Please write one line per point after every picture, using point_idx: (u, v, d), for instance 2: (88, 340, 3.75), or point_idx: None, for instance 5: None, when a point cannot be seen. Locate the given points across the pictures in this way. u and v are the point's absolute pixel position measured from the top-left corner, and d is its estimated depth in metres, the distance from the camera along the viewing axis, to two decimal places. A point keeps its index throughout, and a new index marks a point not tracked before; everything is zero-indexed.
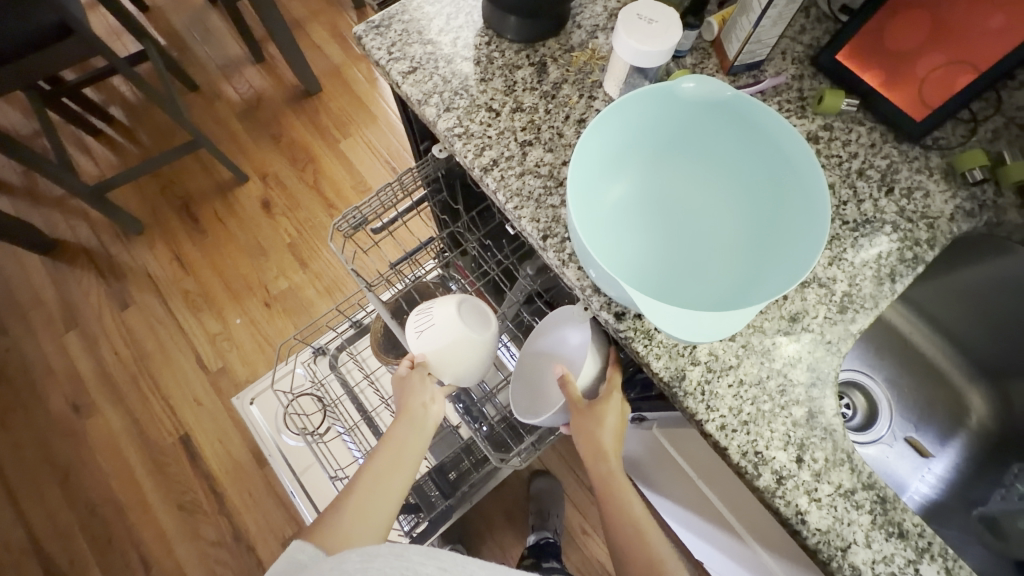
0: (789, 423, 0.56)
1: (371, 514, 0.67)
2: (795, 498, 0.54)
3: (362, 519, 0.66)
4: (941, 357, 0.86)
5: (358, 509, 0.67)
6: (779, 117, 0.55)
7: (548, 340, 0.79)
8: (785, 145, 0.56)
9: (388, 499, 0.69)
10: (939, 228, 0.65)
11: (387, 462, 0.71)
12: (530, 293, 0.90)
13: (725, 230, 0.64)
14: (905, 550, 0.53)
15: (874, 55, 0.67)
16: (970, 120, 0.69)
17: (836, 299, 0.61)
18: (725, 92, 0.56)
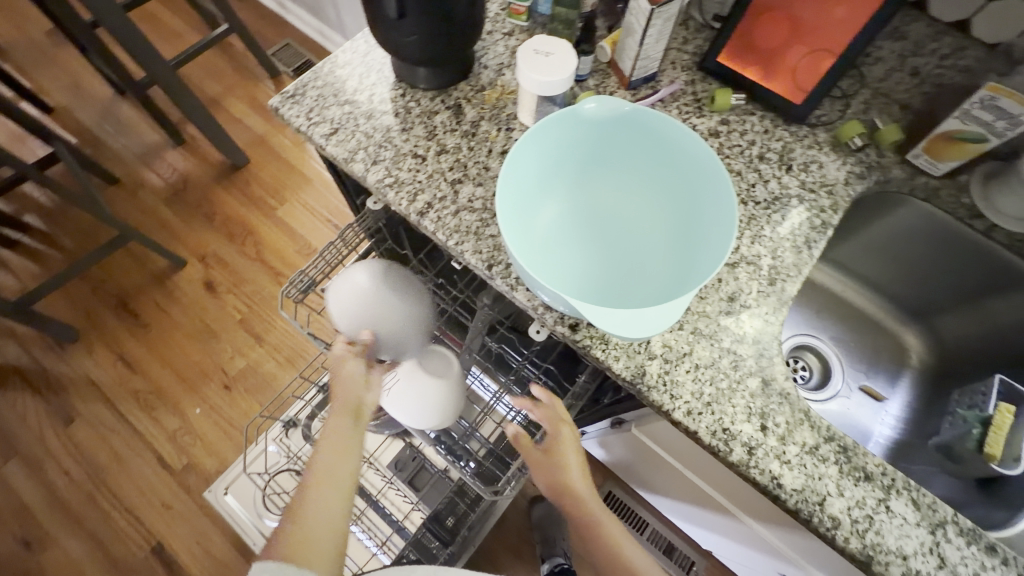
0: (748, 396, 0.60)
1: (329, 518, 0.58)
2: (768, 465, 0.57)
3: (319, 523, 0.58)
4: (873, 307, 0.92)
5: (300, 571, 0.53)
6: (680, 122, 0.60)
7: (351, 311, 0.73)
8: (687, 144, 0.61)
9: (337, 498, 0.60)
10: (838, 193, 0.72)
11: (349, 465, 0.63)
12: (492, 321, 0.91)
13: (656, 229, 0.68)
14: (877, 491, 0.56)
15: (749, 54, 0.75)
16: (843, 96, 0.77)
17: (764, 273, 0.66)
18: (624, 107, 0.61)
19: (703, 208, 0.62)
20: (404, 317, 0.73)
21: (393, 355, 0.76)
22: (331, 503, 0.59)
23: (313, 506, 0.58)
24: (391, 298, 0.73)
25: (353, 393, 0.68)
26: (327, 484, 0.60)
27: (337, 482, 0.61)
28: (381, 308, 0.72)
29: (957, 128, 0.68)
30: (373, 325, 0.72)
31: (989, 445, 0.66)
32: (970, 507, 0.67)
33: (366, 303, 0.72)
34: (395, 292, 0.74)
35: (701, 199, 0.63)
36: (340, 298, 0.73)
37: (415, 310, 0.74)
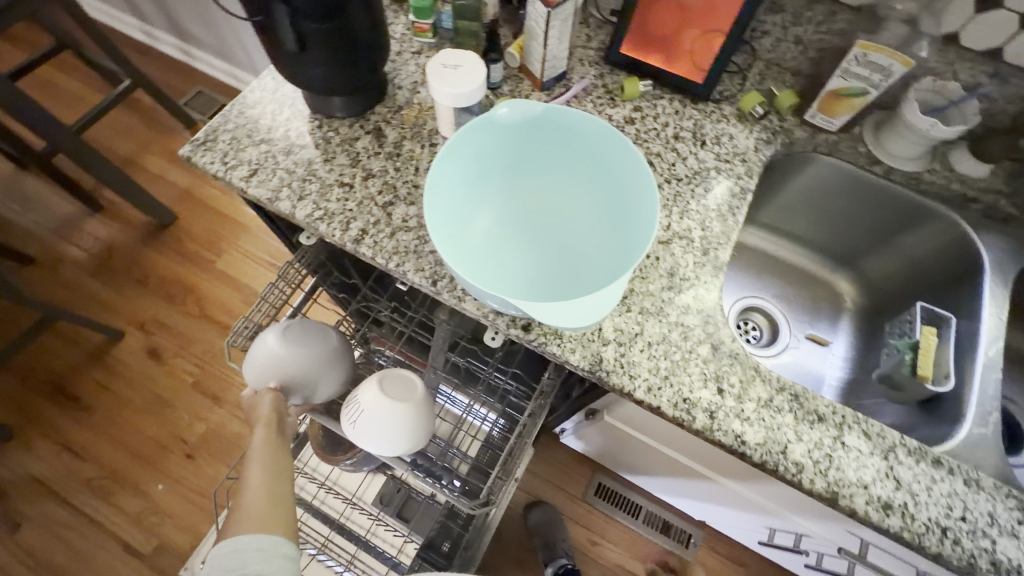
0: (701, 363, 0.62)
1: (275, 491, 0.66)
2: (730, 425, 0.60)
3: (265, 498, 0.65)
4: (805, 261, 0.98)
5: (257, 531, 0.61)
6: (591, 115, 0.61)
7: (262, 368, 0.77)
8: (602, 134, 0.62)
9: (280, 480, 0.68)
10: (750, 159, 0.77)
11: (282, 451, 0.71)
12: (453, 337, 0.92)
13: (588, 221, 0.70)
14: (831, 430, 0.59)
15: (648, 42, 0.78)
16: (739, 70, 0.82)
17: (697, 244, 0.70)
18: (536, 108, 0.62)
19: (627, 195, 0.64)
20: (310, 360, 0.78)
21: (308, 395, 0.80)
22: (269, 479, 0.67)
23: (253, 488, 0.66)
24: (296, 351, 0.77)
25: (273, 410, 0.74)
26: (263, 469, 0.68)
27: (270, 464, 0.69)
28: (290, 361, 0.77)
29: (841, 85, 0.73)
30: (285, 375, 0.77)
31: (920, 367, 0.72)
32: (917, 429, 0.73)
33: (276, 360, 0.76)
34: (303, 344, 0.78)
35: (624, 186, 0.64)
36: (249, 361, 0.77)
37: (314, 346, 0.78)
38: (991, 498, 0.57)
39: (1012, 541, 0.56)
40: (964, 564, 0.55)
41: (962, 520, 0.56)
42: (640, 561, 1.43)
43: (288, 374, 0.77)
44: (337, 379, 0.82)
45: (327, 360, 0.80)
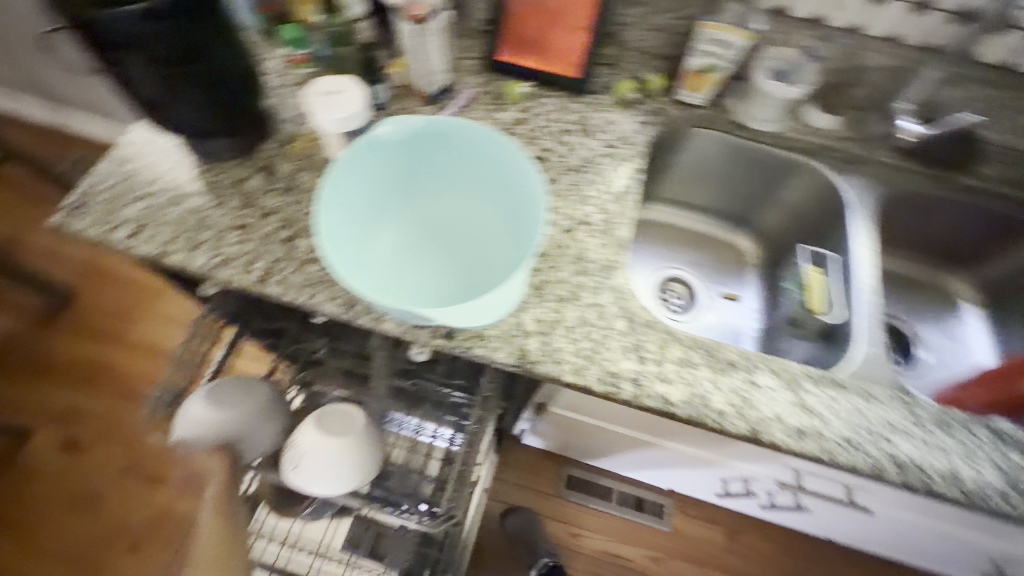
0: (620, 336, 0.66)
1: (224, 548, 0.72)
2: (655, 389, 0.63)
3: (216, 555, 0.72)
4: (709, 226, 1.06)
5: None
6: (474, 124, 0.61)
7: (197, 438, 0.75)
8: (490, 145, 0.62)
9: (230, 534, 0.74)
10: (635, 142, 0.82)
11: (233, 504, 0.75)
12: (394, 362, 0.90)
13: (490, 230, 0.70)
14: (743, 375, 0.64)
15: (523, 46, 0.83)
16: (611, 61, 0.88)
17: (599, 227, 0.74)
18: (419, 123, 0.61)
19: (518, 205, 0.63)
20: (244, 416, 0.79)
21: (249, 449, 0.81)
22: (219, 535, 0.73)
23: (205, 547, 0.72)
24: (227, 412, 0.77)
25: (221, 460, 0.76)
26: (213, 526, 0.73)
27: (221, 519, 0.74)
28: (224, 422, 0.77)
29: (699, 63, 0.80)
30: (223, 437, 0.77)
31: (809, 302, 0.81)
32: (823, 360, 0.81)
33: (209, 426, 0.76)
34: (233, 404, 0.78)
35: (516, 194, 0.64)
36: (179, 435, 0.75)
37: (245, 402, 0.79)
38: (884, 406, 0.64)
39: (908, 439, 0.62)
40: (873, 469, 0.61)
41: (866, 431, 0.62)
42: (620, 542, 1.46)
43: (226, 436, 0.77)
44: (274, 428, 0.83)
45: (262, 413, 0.81)
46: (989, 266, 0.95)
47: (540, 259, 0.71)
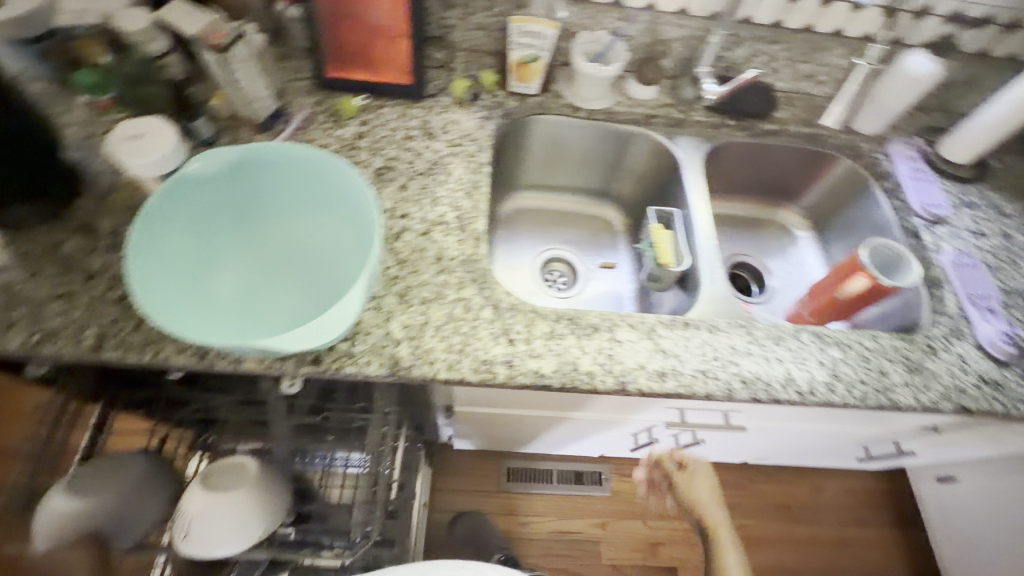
0: (488, 324, 0.68)
1: None
2: (528, 366, 0.66)
3: None
4: (579, 204, 1.13)
5: None
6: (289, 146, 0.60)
7: (64, 533, 0.69)
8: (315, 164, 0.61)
9: None
10: (478, 137, 0.85)
11: None
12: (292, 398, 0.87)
13: (332, 251, 0.68)
14: (606, 334, 0.70)
15: (348, 60, 0.83)
16: (443, 64, 0.91)
17: (455, 224, 0.76)
18: (228, 154, 0.59)
19: (354, 221, 0.62)
20: (119, 497, 0.73)
21: (128, 530, 0.75)
22: None
23: None
24: (98, 496, 0.72)
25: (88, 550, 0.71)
26: None
27: None
28: (95, 508, 0.71)
29: (519, 55, 0.85)
30: (95, 524, 0.71)
31: (658, 257, 0.86)
32: (684, 305, 0.89)
33: (77, 516, 0.70)
34: (105, 486, 0.73)
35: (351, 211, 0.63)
36: (41, 535, 0.67)
37: (119, 482, 0.74)
38: (728, 334, 0.72)
39: (750, 358, 0.71)
40: (725, 391, 0.68)
41: (715, 360, 0.70)
42: (568, 517, 1.50)
43: (98, 522, 0.71)
44: (156, 502, 0.79)
45: (140, 489, 0.76)
46: (808, 196, 1.10)
47: (400, 266, 0.71)
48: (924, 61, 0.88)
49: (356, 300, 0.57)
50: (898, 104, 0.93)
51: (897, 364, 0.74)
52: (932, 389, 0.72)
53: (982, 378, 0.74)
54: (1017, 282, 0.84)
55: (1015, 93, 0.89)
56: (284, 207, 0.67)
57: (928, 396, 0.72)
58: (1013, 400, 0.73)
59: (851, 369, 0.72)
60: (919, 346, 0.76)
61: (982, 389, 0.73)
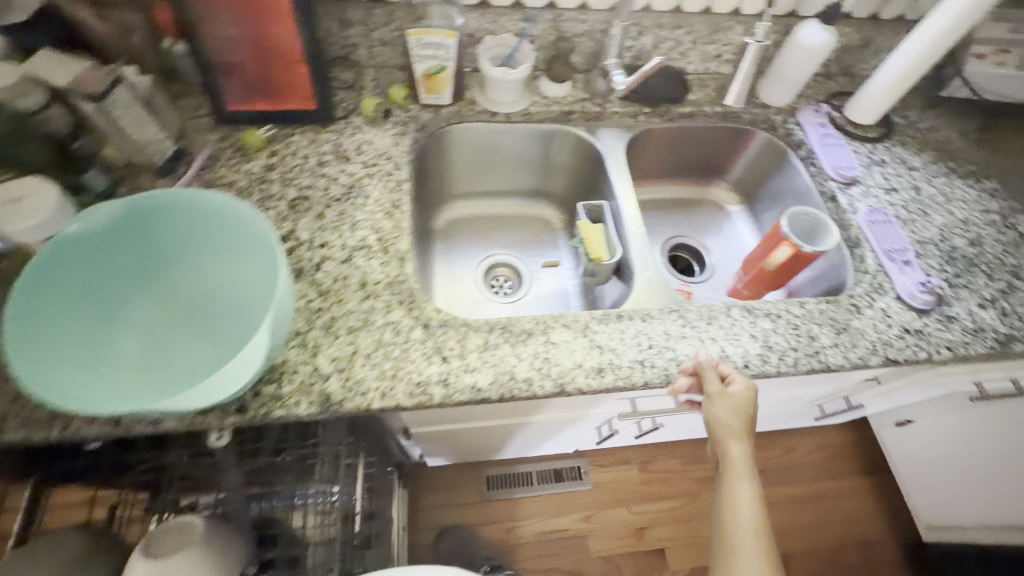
0: (420, 344, 0.67)
1: None
2: (464, 382, 0.65)
3: None
4: (515, 207, 1.13)
5: None
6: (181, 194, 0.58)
7: None
8: (207, 206, 0.59)
9: None
10: (394, 155, 0.84)
11: None
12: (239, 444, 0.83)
13: (243, 292, 0.66)
14: (540, 338, 0.69)
15: (247, 90, 0.80)
16: (352, 85, 0.89)
17: (377, 247, 0.74)
18: (115, 209, 0.57)
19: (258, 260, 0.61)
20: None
21: None
22: None
23: None
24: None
25: None
26: None
27: None
28: None
29: (424, 68, 0.83)
30: None
31: (590, 252, 0.87)
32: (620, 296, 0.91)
33: None
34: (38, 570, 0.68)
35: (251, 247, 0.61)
36: None
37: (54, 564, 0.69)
38: (661, 320, 0.73)
39: (684, 342, 0.72)
40: (663, 378, 0.69)
41: (650, 348, 0.71)
42: (553, 516, 1.49)
43: None
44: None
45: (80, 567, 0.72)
46: (734, 172, 1.12)
47: (323, 298, 0.69)
48: (817, 30, 0.91)
49: (265, 341, 0.55)
50: (801, 75, 0.96)
51: (825, 326, 0.76)
52: (859, 346, 0.75)
53: (905, 329, 0.77)
54: (928, 231, 0.88)
55: (905, 53, 0.92)
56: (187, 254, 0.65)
57: (856, 354, 0.74)
58: (936, 346, 0.77)
59: (782, 337, 0.74)
60: (844, 306, 0.78)
61: (906, 339, 0.76)
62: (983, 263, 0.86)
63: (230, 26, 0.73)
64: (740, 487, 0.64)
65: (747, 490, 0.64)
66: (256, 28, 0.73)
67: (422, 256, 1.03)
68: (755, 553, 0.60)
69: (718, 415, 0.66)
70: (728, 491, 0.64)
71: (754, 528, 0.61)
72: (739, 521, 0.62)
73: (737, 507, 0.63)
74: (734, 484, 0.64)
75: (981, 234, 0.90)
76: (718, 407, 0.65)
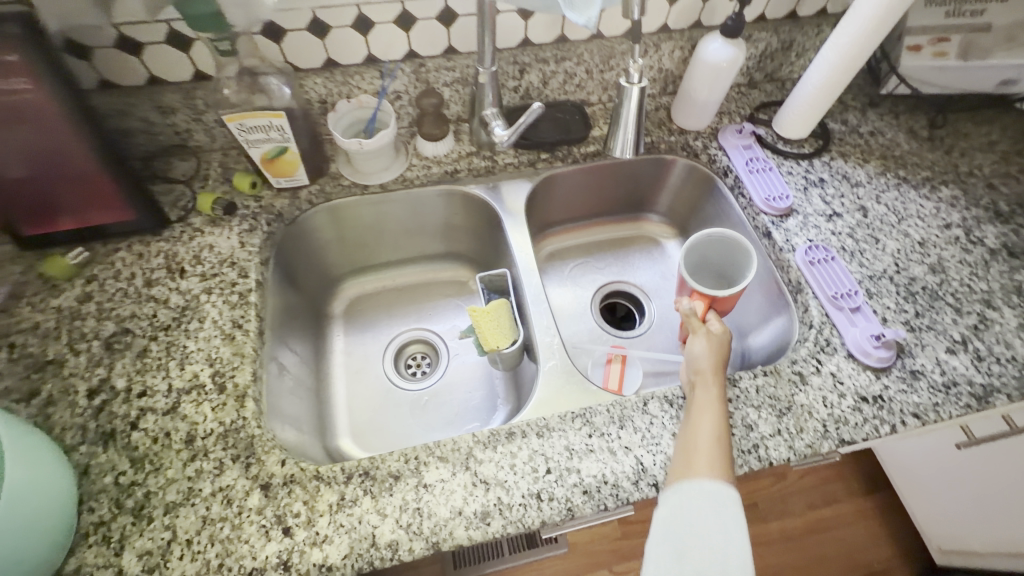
0: (256, 515, 0.54)
1: None
2: (310, 560, 0.52)
3: None
4: (422, 271, 0.96)
5: None
6: None
7: None
8: None
9: None
10: (240, 259, 0.71)
11: None
12: None
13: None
14: (410, 481, 0.56)
15: (45, 211, 0.66)
16: (190, 177, 0.77)
17: (210, 385, 0.61)
18: None
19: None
20: None
21: None
22: None
23: None
24: None
25: None
26: None
27: None
28: None
29: (261, 152, 0.71)
30: None
31: (485, 343, 0.75)
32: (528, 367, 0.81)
33: None
34: None
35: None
36: None
37: None
38: (562, 431, 0.60)
39: (591, 458, 0.59)
40: (565, 513, 0.55)
41: (548, 473, 0.57)
42: None
43: None
44: None
45: None
46: (663, 202, 0.97)
47: (137, 467, 0.56)
48: (721, 45, 0.78)
49: None
50: (713, 95, 0.83)
51: (764, 409, 0.63)
52: (806, 430, 0.62)
53: (860, 396, 0.64)
54: (881, 263, 0.75)
55: (825, 58, 0.78)
56: None
57: (803, 442, 0.61)
58: (899, 414, 0.64)
59: None
60: (786, 378, 0.65)
61: (863, 411, 0.64)
62: (949, 295, 0.73)
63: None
64: (705, 403, 0.58)
65: (714, 407, 0.58)
66: (35, 145, 0.60)
67: (313, 353, 0.85)
68: (710, 458, 0.53)
69: (694, 351, 0.63)
70: (693, 408, 0.58)
71: (715, 436, 0.55)
72: (699, 431, 0.56)
73: (701, 420, 0.57)
74: (698, 401, 0.59)
75: (943, 257, 0.76)
76: (697, 343, 0.64)
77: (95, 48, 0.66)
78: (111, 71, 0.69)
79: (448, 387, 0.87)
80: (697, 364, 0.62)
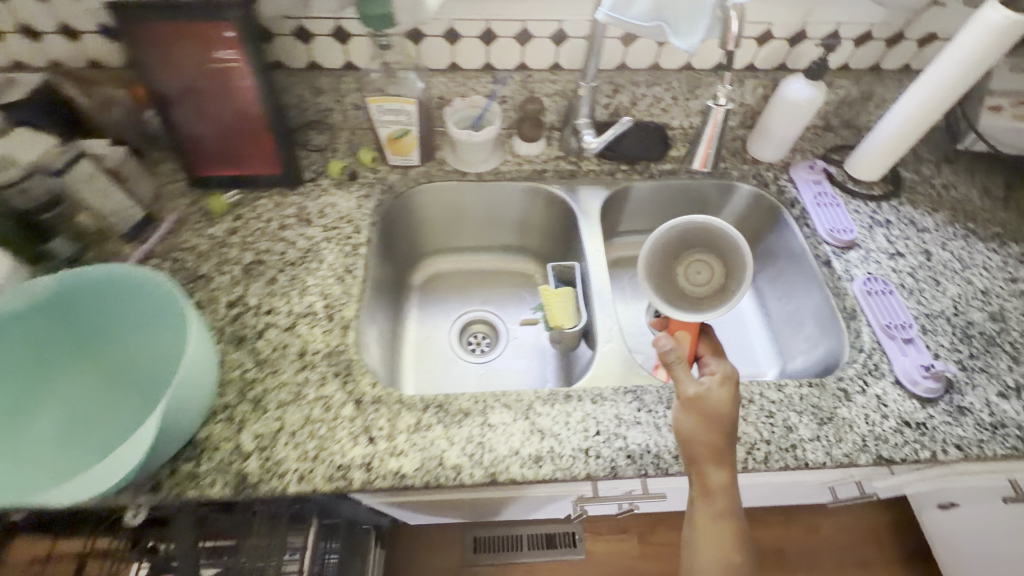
0: (349, 423, 0.64)
1: None
2: (388, 467, 0.61)
3: None
4: (494, 260, 1.06)
5: None
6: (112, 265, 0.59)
7: None
8: (124, 276, 0.60)
9: None
10: (356, 219, 0.84)
11: None
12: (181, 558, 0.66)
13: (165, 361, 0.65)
14: (477, 419, 0.65)
15: (216, 159, 0.82)
16: (323, 147, 0.91)
17: (322, 314, 0.73)
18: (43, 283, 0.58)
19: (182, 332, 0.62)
20: None
21: None
22: None
23: None
24: None
25: None
26: None
27: None
28: None
29: (388, 131, 0.84)
30: None
31: (550, 320, 0.84)
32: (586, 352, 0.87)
33: None
34: None
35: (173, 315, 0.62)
36: None
37: None
38: (614, 402, 0.67)
39: (637, 429, 0.65)
40: (608, 471, 0.62)
41: (597, 434, 0.64)
42: None
43: None
44: None
45: None
46: None
47: (259, 368, 0.68)
48: (803, 86, 0.85)
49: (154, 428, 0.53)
50: (790, 131, 0.90)
51: (805, 416, 0.67)
52: (845, 441, 0.66)
53: (903, 421, 0.67)
54: (939, 303, 0.78)
55: (903, 108, 0.83)
56: (121, 327, 0.65)
57: (840, 451, 0.65)
58: (941, 443, 0.66)
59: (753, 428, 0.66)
60: (830, 392, 0.69)
61: (904, 434, 0.67)
62: (1007, 343, 0.75)
63: (195, 102, 0.76)
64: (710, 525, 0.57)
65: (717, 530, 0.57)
66: (224, 104, 0.76)
67: (393, 313, 0.96)
68: None
69: (683, 426, 0.60)
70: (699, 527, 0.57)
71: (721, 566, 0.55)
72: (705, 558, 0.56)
73: (705, 550, 0.56)
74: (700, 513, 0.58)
75: (1004, 307, 0.78)
76: (685, 419, 0.60)
77: (278, 35, 0.82)
78: (284, 55, 0.85)
79: (505, 367, 0.95)
80: (691, 453, 0.59)
